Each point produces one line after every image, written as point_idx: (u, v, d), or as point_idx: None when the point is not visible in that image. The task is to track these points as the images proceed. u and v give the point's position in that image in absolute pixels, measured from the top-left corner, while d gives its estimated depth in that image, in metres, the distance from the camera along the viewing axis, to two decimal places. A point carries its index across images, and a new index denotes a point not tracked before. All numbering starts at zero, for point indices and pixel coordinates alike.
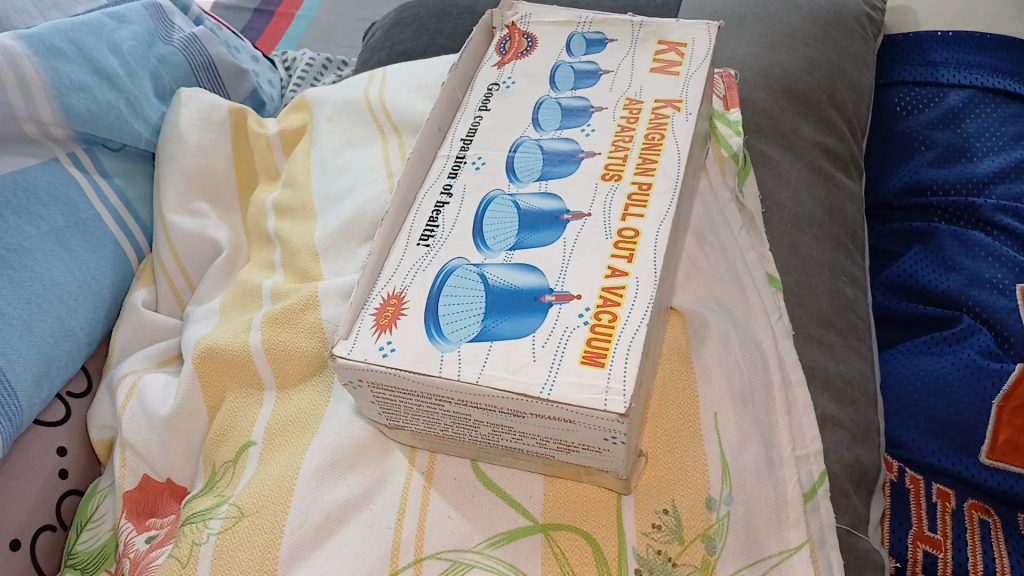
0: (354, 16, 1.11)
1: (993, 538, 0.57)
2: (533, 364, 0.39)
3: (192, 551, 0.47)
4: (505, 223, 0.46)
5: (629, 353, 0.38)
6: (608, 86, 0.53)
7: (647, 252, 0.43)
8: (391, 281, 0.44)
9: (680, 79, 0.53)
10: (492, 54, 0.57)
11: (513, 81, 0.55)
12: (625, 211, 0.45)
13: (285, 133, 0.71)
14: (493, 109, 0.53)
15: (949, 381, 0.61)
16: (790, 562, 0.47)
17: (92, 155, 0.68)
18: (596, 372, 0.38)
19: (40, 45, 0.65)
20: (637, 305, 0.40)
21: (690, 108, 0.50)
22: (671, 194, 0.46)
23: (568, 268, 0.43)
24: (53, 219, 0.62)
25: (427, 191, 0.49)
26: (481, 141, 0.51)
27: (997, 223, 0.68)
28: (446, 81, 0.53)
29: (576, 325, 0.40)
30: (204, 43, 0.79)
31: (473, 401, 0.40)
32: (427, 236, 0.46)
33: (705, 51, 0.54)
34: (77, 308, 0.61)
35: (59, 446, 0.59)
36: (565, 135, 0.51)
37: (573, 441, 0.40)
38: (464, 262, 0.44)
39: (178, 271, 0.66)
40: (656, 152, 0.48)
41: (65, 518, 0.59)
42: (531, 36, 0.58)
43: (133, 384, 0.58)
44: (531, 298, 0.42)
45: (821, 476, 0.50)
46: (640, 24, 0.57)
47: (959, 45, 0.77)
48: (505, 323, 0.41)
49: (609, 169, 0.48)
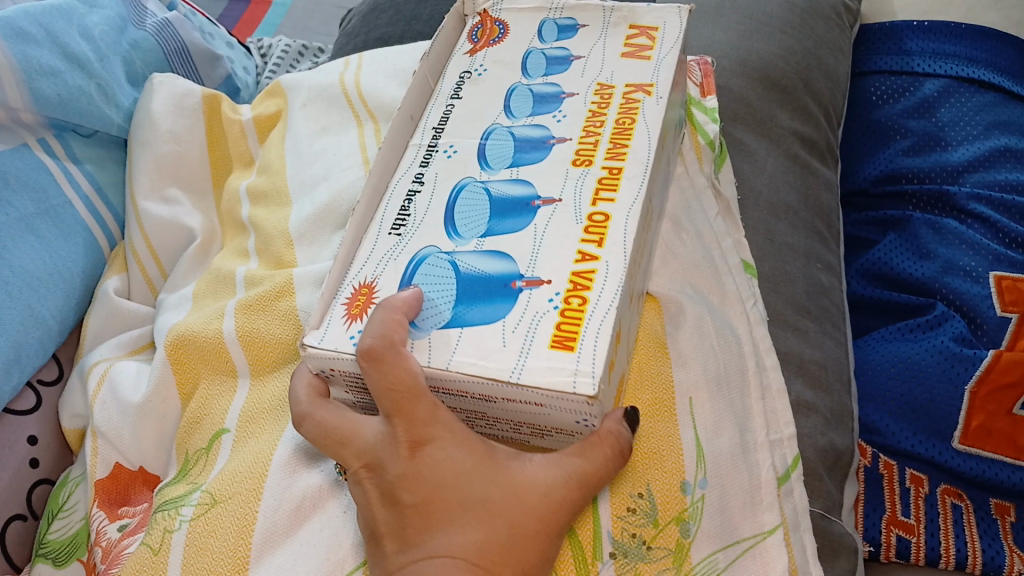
0: (332, 3, 1.10)
1: (965, 523, 0.58)
2: (502, 349, 0.39)
3: (164, 539, 0.47)
4: (476, 211, 0.46)
5: (598, 335, 0.38)
6: (580, 71, 0.53)
7: (617, 236, 0.43)
8: (363, 271, 0.44)
9: (650, 63, 0.52)
10: (464, 42, 0.57)
11: (484, 68, 0.55)
12: (595, 196, 0.45)
13: (260, 120, 0.71)
14: (465, 97, 0.53)
15: (922, 367, 0.61)
16: (764, 544, 0.46)
17: (63, 141, 0.67)
18: (565, 355, 0.38)
19: (8, 29, 0.64)
20: (607, 289, 0.40)
21: (660, 92, 0.50)
22: (642, 178, 0.46)
23: (539, 254, 0.43)
24: (22, 205, 0.62)
25: (399, 180, 0.49)
26: (452, 129, 0.51)
27: (971, 211, 0.68)
28: (418, 69, 0.53)
29: (546, 310, 0.40)
30: (178, 28, 0.78)
31: (445, 387, 0.40)
32: (398, 224, 0.46)
33: (676, 36, 0.54)
34: (47, 296, 0.61)
35: (29, 435, 0.59)
36: (536, 122, 0.50)
37: (548, 426, 0.41)
38: (436, 250, 0.44)
39: (150, 258, 0.65)
40: (626, 136, 0.48)
41: (36, 507, 0.58)
42: (503, 23, 0.57)
43: (105, 371, 0.57)
44: (501, 284, 0.42)
45: (794, 461, 0.50)
46: (611, 9, 0.56)
47: (936, 34, 0.77)
48: (476, 310, 0.41)
49: (579, 153, 0.48)
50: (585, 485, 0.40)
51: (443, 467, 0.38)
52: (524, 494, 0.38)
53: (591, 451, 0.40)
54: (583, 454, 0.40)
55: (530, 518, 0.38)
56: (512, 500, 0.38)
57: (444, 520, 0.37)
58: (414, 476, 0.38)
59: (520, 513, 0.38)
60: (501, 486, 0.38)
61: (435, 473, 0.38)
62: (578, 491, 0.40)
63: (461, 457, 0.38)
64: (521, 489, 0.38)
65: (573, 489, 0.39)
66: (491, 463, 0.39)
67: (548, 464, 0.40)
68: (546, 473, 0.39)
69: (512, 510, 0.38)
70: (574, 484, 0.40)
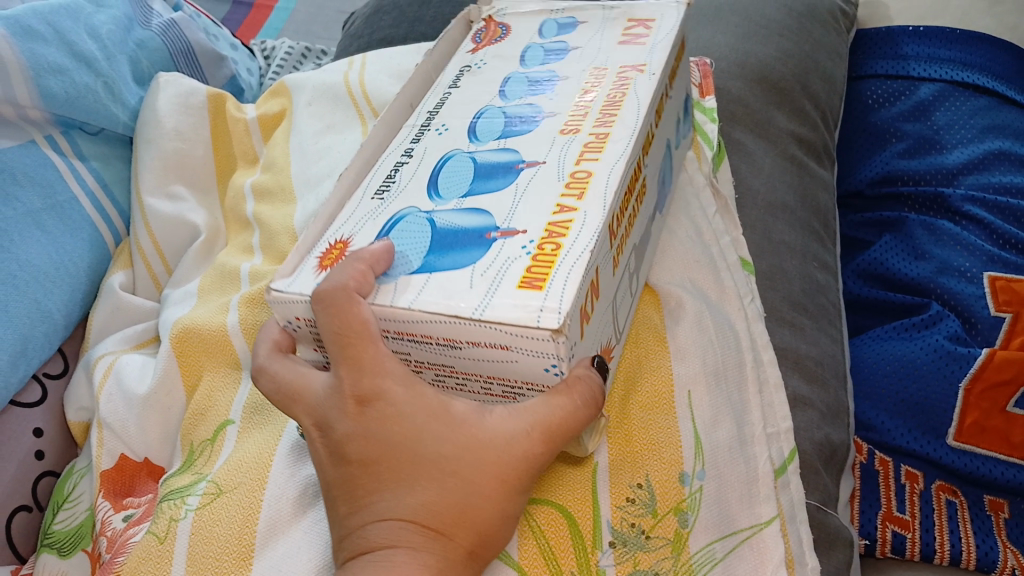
0: (333, 7, 1.11)
1: (960, 519, 0.58)
2: (468, 291, 0.38)
3: (170, 527, 0.47)
4: (460, 177, 0.46)
5: (568, 277, 0.37)
6: (577, 59, 0.54)
7: (598, 189, 0.42)
8: (341, 230, 0.44)
9: (646, 49, 0.53)
10: (468, 43, 0.58)
11: (485, 62, 0.56)
12: (580, 157, 0.45)
13: (264, 118, 0.72)
14: (463, 86, 0.54)
15: (916, 365, 0.62)
16: (762, 535, 0.47)
17: (69, 138, 0.68)
18: (532, 294, 0.37)
19: (17, 27, 0.65)
20: (581, 237, 0.40)
21: (654, 70, 0.51)
22: (628, 141, 0.46)
23: (516, 210, 0.43)
24: (29, 201, 0.62)
25: (389, 154, 0.49)
26: (447, 112, 0.52)
27: (966, 213, 0.69)
28: (421, 62, 0.55)
29: (518, 256, 0.39)
30: (183, 28, 0.79)
31: (410, 332, 0.39)
32: (382, 191, 0.47)
33: (672, 25, 0.55)
34: (53, 290, 0.61)
35: (35, 427, 0.59)
36: (530, 102, 0.51)
37: (517, 380, 0.40)
38: (416, 210, 0.44)
39: (155, 254, 0.66)
40: (616, 107, 0.48)
41: (41, 498, 0.58)
42: (507, 25, 0.59)
43: (110, 364, 0.58)
44: (477, 236, 0.42)
45: (791, 454, 0.50)
46: (612, 8, 0.57)
47: (931, 39, 0.77)
48: (446, 258, 0.41)
49: (567, 126, 0.48)
50: (548, 435, 0.38)
51: (393, 423, 0.38)
52: (480, 449, 0.38)
53: (554, 400, 0.38)
54: (547, 403, 0.38)
55: (486, 474, 0.38)
56: (467, 456, 0.38)
57: (392, 482, 0.37)
58: (364, 434, 0.38)
59: (475, 470, 0.37)
60: (456, 441, 0.38)
61: (385, 431, 0.38)
62: (540, 442, 0.38)
63: (414, 412, 0.38)
64: (477, 443, 0.38)
65: (535, 441, 0.38)
66: (448, 416, 0.38)
67: (509, 415, 0.39)
68: (507, 424, 0.38)
69: (465, 468, 0.37)
70: (536, 436, 0.38)
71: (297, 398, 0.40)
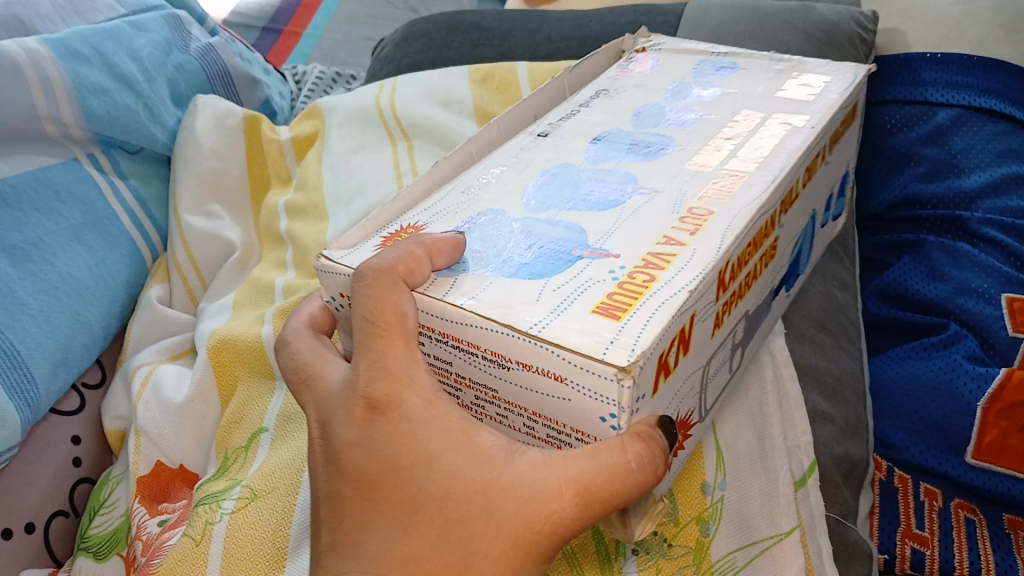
0: (361, 34, 1.14)
1: (979, 537, 0.59)
2: (534, 304, 0.35)
3: (206, 530, 0.49)
4: (556, 193, 0.45)
5: (655, 313, 0.33)
6: (736, 98, 0.54)
7: (716, 230, 0.39)
8: (417, 218, 0.45)
9: (806, 105, 0.51)
10: (613, 69, 0.61)
11: (624, 89, 0.57)
12: (702, 195, 0.43)
13: (297, 140, 0.75)
14: (594, 107, 0.55)
15: (933, 383, 0.63)
16: (782, 546, 0.48)
17: (110, 156, 0.70)
18: (608, 322, 0.33)
19: (63, 49, 0.68)
20: (684, 272, 0.36)
21: (813, 121, 0.48)
22: (764, 186, 0.43)
23: (615, 234, 0.40)
24: (72, 216, 0.65)
25: (495, 157, 0.50)
26: (567, 127, 0.53)
27: (984, 235, 0.70)
28: (557, 78, 0.58)
29: (604, 280, 0.37)
30: (220, 52, 0.82)
31: (464, 339, 0.36)
32: (473, 189, 0.47)
33: (841, 89, 0.52)
34: (93, 302, 0.63)
35: (73, 435, 0.61)
36: (661, 130, 0.51)
37: (566, 426, 0.36)
38: (507, 216, 0.43)
39: (191, 268, 0.68)
40: (763, 150, 0.47)
41: (77, 504, 0.60)
42: (656, 58, 0.61)
43: (147, 374, 0.60)
44: (568, 249, 0.40)
45: (810, 466, 0.52)
46: (778, 59, 0.58)
47: (948, 66, 0.79)
48: (521, 268, 0.38)
49: (696, 162, 0.46)
50: (583, 495, 0.33)
51: (401, 443, 0.34)
52: (499, 496, 0.33)
53: (598, 456, 0.33)
54: (590, 458, 0.33)
55: (491, 528, 0.32)
56: (472, 501, 0.33)
57: (382, 522, 0.34)
58: (366, 444, 0.35)
59: (479, 518, 0.33)
60: (467, 481, 0.33)
61: (389, 450, 0.34)
62: (572, 504, 0.33)
63: (429, 438, 0.34)
64: (493, 486, 0.33)
65: (567, 499, 0.33)
66: (469, 449, 0.34)
67: (545, 462, 0.33)
68: (537, 473, 0.33)
69: (466, 512, 0.33)
70: (569, 495, 0.33)
71: (307, 386, 0.38)
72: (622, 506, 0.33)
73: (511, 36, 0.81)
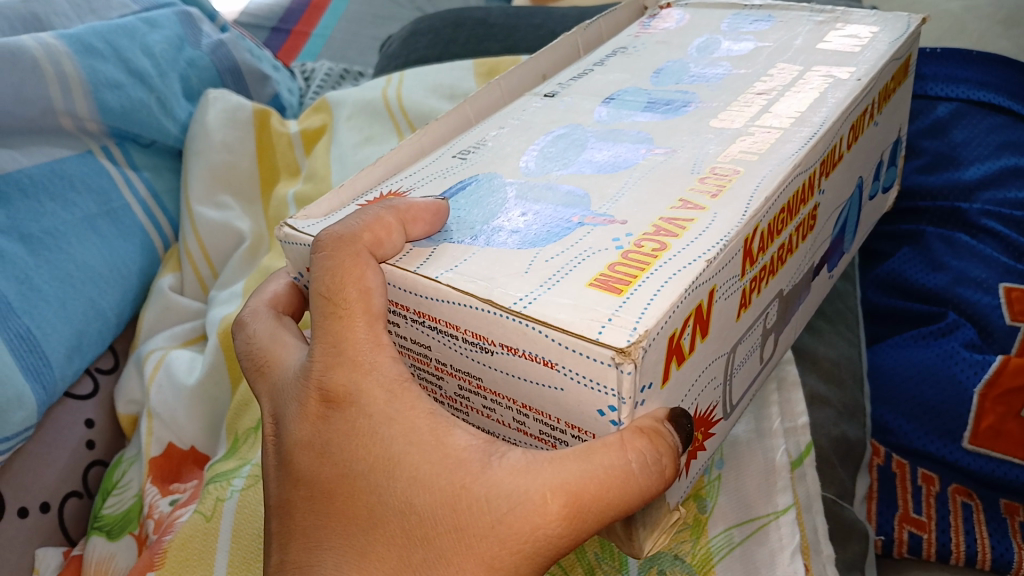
0: (369, 34, 1.15)
1: (975, 521, 0.60)
2: (522, 279, 0.35)
3: (216, 506, 0.51)
4: (559, 157, 0.46)
5: (670, 279, 0.33)
6: (777, 51, 0.56)
7: (743, 191, 0.40)
8: (404, 184, 0.47)
9: (851, 57, 0.53)
10: (636, 28, 0.64)
11: (644, 46, 0.60)
12: (721, 156, 0.44)
13: (307, 132, 0.77)
14: (607, 65, 0.58)
15: (930, 369, 0.64)
16: (779, 522, 0.48)
17: (123, 149, 0.72)
18: (611, 298, 0.33)
19: (79, 45, 0.69)
20: (704, 236, 0.36)
21: (857, 76, 0.50)
22: (801, 142, 0.44)
23: (623, 197, 0.41)
24: (87, 206, 0.66)
25: (494, 119, 0.53)
26: (578, 85, 0.55)
27: (983, 227, 0.70)
28: (569, 37, 0.62)
29: (608, 249, 0.37)
30: (231, 48, 0.84)
31: (444, 320, 0.36)
32: (464, 154, 0.49)
33: (889, 39, 0.55)
34: (107, 290, 0.65)
35: (87, 418, 0.63)
36: (685, 90, 0.52)
37: (559, 421, 0.36)
38: (497, 178, 0.45)
39: (203, 259, 0.70)
40: (801, 104, 0.48)
41: (90, 486, 0.62)
42: (684, 15, 0.65)
43: (160, 358, 0.63)
44: (567, 217, 0.40)
45: (807, 447, 0.53)
46: (820, 13, 0.60)
47: (950, 60, 0.79)
48: (504, 236, 0.39)
49: (720, 120, 0.48)
50: (570, 505, 0.32)
51: (361, 444, 0.35)
52: (474, 512, 0.32)
53: (593, 458, 0.32)
54: (582, 464, 0.32)
55: (463, 544, 0.32)
56: (443, 514, 0.33)
57: (338, 531, 0.34)
58: (318, 443, 0.36)
59: (450, 533, 0.32)
60: (435, 491, 0.33)
61: (344, 450, 0.35)
62: (558, 517, 0.32)
63: (390, 441, 0.34)
64: (466, 498, 0.32)
65: (553, 511, 0.32)
66: (438, 452, 0.33)
67: (527, 467, 0.32)
68: (519, 481, 0.32)
69: (435, 524, 0.33)
70: (554, 508, 0.32)
71: (261, 373, 0.40)
72: (618, 511, 0.32)
73: (517, 31, 0.83)
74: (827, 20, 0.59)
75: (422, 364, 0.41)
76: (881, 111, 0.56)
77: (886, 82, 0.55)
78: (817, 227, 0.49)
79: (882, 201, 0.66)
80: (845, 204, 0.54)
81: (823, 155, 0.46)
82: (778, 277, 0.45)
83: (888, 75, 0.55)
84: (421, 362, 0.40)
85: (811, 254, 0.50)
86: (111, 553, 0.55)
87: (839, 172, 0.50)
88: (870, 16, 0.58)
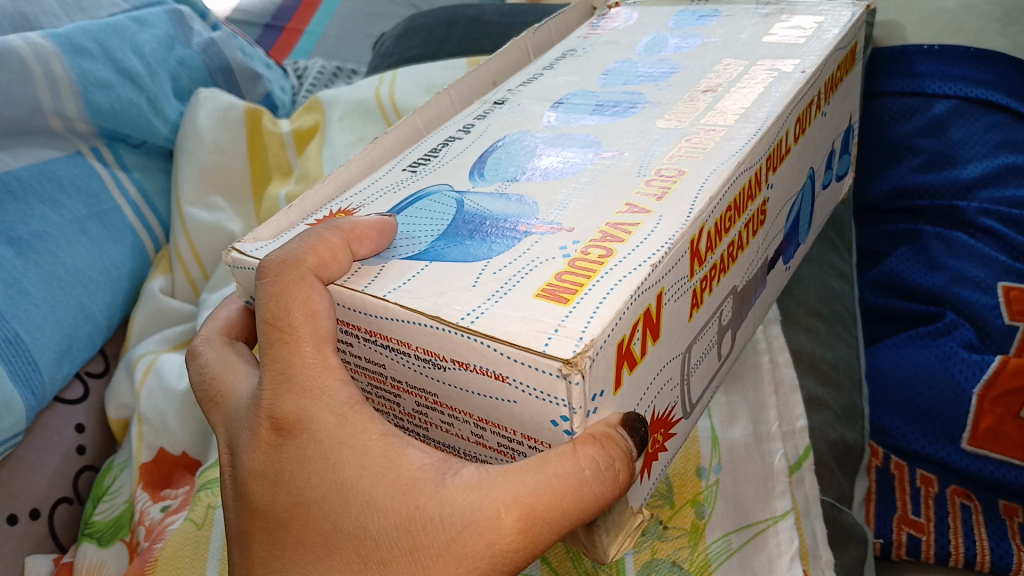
0: (363, 32, 1.15)
1: (974, 523, 0.59)
2: (472, 292, 0.34)
3: (208, 513, 0.50)
4: (506, 164, 0.46)
5: (612, 289, 0.33)
6: (726, 45, 0.56)
7: (690, 191, 0.39)
8: (353, 200, 0.46)
9: (795, 48, 0.53)
10: (584, 29, 0.64)
11: (591, 48, 0.60)
12: (669, 157, 0.43)
13: (299, 132, 0.76)
14: (557, 69, 0.57)
15: (929, 371, 0.64)
16: (777, 527, 0.49)
17: (113, 150, 0.71)
18: (557, 309, 0.32)
19: (68, 44, 0.68)
20: (648, 242, 0.36)
21: (800, 68, 0.50)
22: (749, 139, 0.43)
23: (573, 204, 0.40)
24: (77, 208, 0.65)
25: (446, 128, 0.52)
26: (525, 91, 0.54)
27: (981, 226, 0.69)
28: (519, 39, 0.62)
29: (553, 258, 0.36)
30: (222, 47, 0.83)
31: (394, 336, 0.35)
32: (417, 165, 0.48)
33: (834, 28, 0.55)
34: (96, 292, 0.64)
35: (77, 423, 0.62)
36: (634, 90, 0.52)
37: (516, 433, 0.35)
38: (447, 189, 0.44)
39: (194, 262, 0.69)
40: (748, 101, 0.47)
41: (81, 492, 0.61)
42: (632, 13, 0.64)
43: (151, 363, 0.62)
44: (512, 226, 0.40)
45: (805, 451, 0.53)
46: (763, 5, 0.60)
47: (946, 58, 0.75)
48: (453, 249, 0.38)
49: (668, 120, 0.47)
50: (524, 518, 0.31)
51: (315, 472, 0.34)
52: (428, 532, 0.32)
53: (546, 469, 0.31)
54: (534, 476, 0.31)
55: (419, 565, 0.32)
56: (397, 536, 0.32)
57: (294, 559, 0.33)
58: (271, 472, 0.34)
59: (405, 555, 0.32)
60: (389, 514, 0.32)
61: (296, 478, 0.34)
62: (513, 531, 0.31)
63: (342, 465, 0.33)
64: (420, 519, 0.32)
65: (508, 525, 0.31)
66: (391, 474, 0.33)
67: (480, 483, 0.32)
68: (471, 498, 0.32)
69: (390, 548, 0.32)
70: (509, 522, 0.31)
71: (216, 404, 0.39)
72: (572, 520, 0.32)
73: (511, 29, 0.82)
74: (773, 12, 0.59)
75: (378, 382, 0.40)
76: (829, 100, 0.55)
77: (831, 71, 0.54)
78: (769, 221, 0.49)
79: (837, 188, 0.65)
80: (797, 194, 0.53)
81: (769, 150, 0.45)
82: (730, 273, 0.44)
83: (834, 64, 0.54)
84: (377, 380, 0.40)
85: (764, 248, 0.49)
86: (102, 560, 0.54)
87: (787, 164, 0.49)
88: (816, 5, 0.58)
